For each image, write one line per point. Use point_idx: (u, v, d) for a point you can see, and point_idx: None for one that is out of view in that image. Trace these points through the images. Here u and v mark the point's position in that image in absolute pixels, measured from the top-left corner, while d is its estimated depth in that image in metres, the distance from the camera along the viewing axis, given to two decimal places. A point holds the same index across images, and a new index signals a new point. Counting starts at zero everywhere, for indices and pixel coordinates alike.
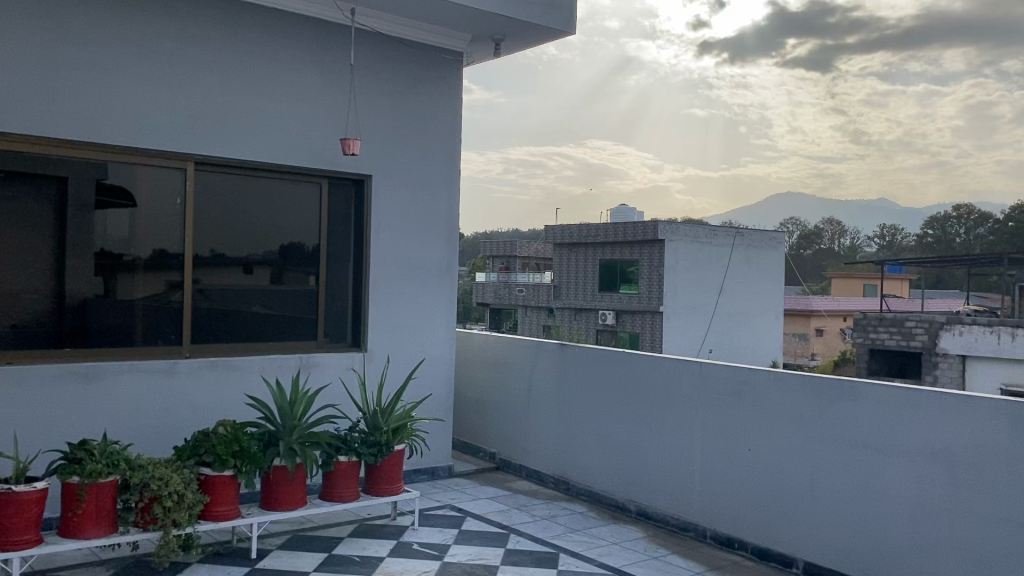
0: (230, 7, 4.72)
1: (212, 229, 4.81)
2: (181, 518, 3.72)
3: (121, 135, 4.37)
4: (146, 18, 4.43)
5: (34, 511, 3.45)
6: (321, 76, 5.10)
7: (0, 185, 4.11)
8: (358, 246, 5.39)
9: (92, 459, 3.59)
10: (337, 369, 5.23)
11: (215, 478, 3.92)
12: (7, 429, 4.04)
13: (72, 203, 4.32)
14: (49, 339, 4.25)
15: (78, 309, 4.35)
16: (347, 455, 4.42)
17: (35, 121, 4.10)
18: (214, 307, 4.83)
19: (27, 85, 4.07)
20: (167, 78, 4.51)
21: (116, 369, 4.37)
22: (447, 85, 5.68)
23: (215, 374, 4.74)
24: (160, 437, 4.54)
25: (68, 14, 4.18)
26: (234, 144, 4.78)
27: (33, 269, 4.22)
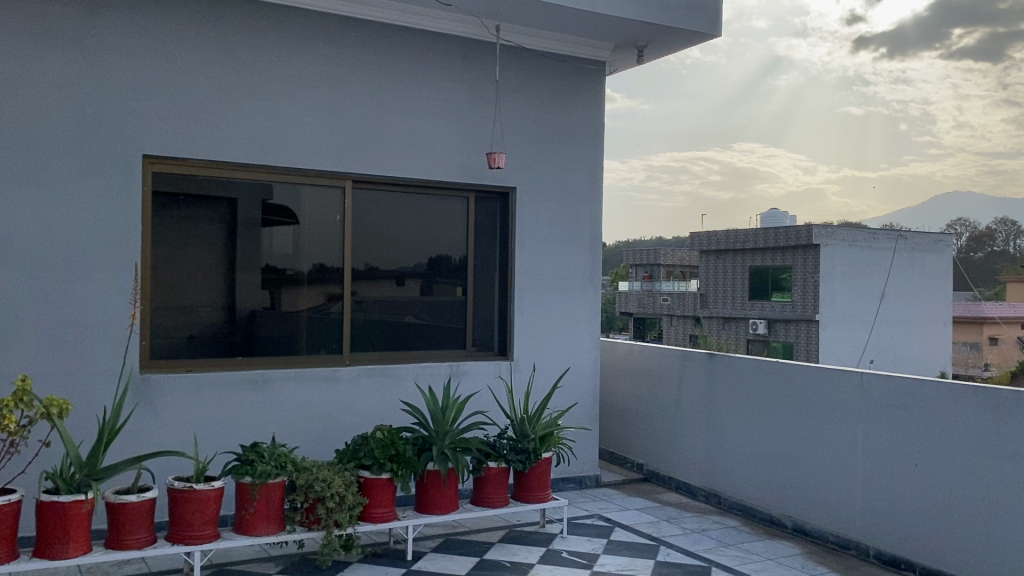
0: (383, 30, 4.95)
1: (367, 243, 5.03)
2: (342, 518, 3.90)
3: (285, 157, 4.67)
4: (307, 44, 4.72)
5: (212, 508, 3.72)
6: (469, 92, 5.25)
7: (180, 207, 4.47)
8: (504, 257, 5.50)
9: (263, 460, 3.84)
10: (486, 377, 5.33)
11: (373, 481, 4.10)
12: (188, 431, 4.40)
13: (242, 222, 4.64)
14: (223, 348, 4.58)
15: (248, 320, 4.66)
16: (497, 461, 4.50)
17: (210, 146, 4.46)
18: (370, 317, 5.05)
19: (203, 114, 4.44)
20: (325, 101, 4.78)
21: (282, 377, 4.65)
22: (591, 95, 5.70)
23: (373, 381, 4.96)
24: (323, 441, 4.79)
25: (239, 47, 4.53)
26: (388, 161, 4.99)
27: (208, 284, 4.56)
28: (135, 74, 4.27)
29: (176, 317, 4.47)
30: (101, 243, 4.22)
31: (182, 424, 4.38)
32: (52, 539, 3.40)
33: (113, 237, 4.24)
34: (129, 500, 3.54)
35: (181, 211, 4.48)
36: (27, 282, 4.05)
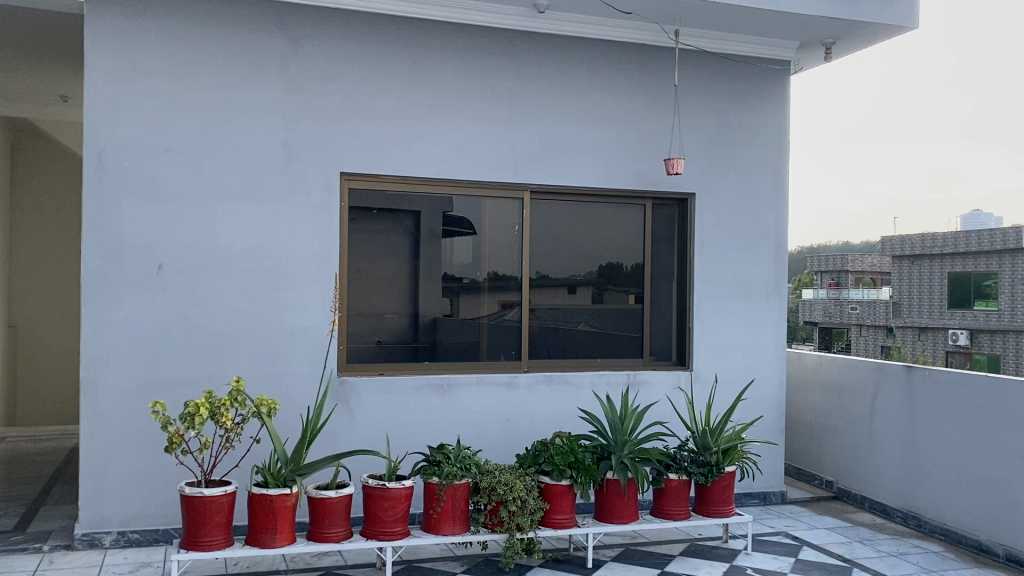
0: (562, 42, 5.02)
1: (544, 252, 5.09)
2: (524, 523, 3.97)
3: (468, 170, 4.83)
4: (488, 61, 4.86)
5: (402, 507, 3.90)
6: (647, 99, 5.22)
7: (368, 220, 4.73)
8: (683, 265, 5.41)
9: (448, 462, 4.01)
10: (665, 388, 5.26)
11: (554, 487, 4.14)
12: (380, 432, 4.64)
13: (425, 233, 4.83)
14: (407, 354, 4.79)
15: (430, 327, 4.84)
16: (677, 473, 4.43)
17: (399, 162, 4.70)
18: (546, 325, 5.11)
19: (393, 132, 4.68)
20: (506, 115, 4.91)
21: (465, 382, 4.81)
22: (776, 97, 5.51)
23: (552, 388, 5.01)
24: (505, 446, 4.90)
25: (427, 66, 4.74)
26: (566, 171, 5.05)
27: (394, 292, 4.78)
28: (332, 97, 4.58)
29: (366, 323, 4.72)
30: (303, 254, 4.53)
31: (374, 425, 4.63)
32: (262, 528, 3.67)
33: (313, 249, 4.55)
34: (328, 496, 3.76)
35: (372, 224, 4.73)
36: (240, 291, 4.43)
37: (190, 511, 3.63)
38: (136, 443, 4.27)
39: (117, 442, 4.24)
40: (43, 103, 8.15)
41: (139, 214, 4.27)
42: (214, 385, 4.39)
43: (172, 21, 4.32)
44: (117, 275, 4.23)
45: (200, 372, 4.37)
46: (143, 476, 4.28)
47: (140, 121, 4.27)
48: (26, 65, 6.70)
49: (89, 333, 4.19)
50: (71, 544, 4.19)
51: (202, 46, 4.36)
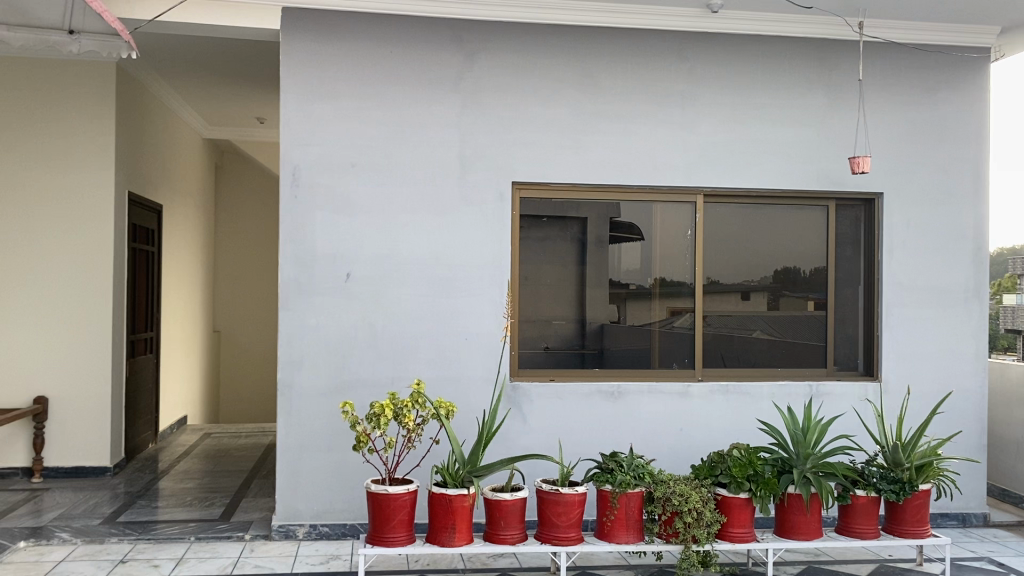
0: (737, 42, 4.89)
1: (718, 258, 4.97)
2: (700, 535, 3.86)
3: (640, 175, 4.80)
4: (659, 64, 4.81)
5: (576, 513, 3.91)
6: (829, 96, 4.98)
7: (537, 228, 4.79)
8: (869, 270, 5.11)
9: (621, 470, 3.98)
10: (850, 399, 4.98)
11: (731, 500, 4.03)
12: (553, 437, 4.69)
13: (593, 240, 4.84)
14: (576, 361, 4.81)
15: (597, 334, 4.83)
16: (865, 489, 4.18)
17: (571, 169, 4.73)
18: (719, 332, 4.97)
19: (565, 140, 4.73)
20: (679, 118, 4.83)
21: (638, 390, 4.77)
22: (974, 86, 5.10)
23: (727, 398, 4.87)
24: (679, 455, 4.81)
25: (598, 73, 4.76)
26: (741, 174, 4.90)
27: (563, 298, 4.81)
28: (506, 108, 4.68)
29: (536, 329, 4.78)
30: (479, 262, 4.66)
31: (547, 430, 4.69)
32: (441, 527, 3.80)
33: (488, 256, 4.67)
34: (504, 498, 3.84)
35: (542, 232, 4.80)
36: (420, 297, 4.61)
37: (376, 508, 3.82)
38: (326, 441, 4.53)
39: (310, 440, 4.52)
40: (242, 126, 8.91)
41: (328, 226, 4.54)
42: (396, 388, 4.59)
43: (358, 43, 4.57)
44: (309, 284, 4.52)
45: (384, 375, 4.58)
46: (332, 473, 4.53)
47: (329, 139, 4.55)
48: (231, 91, 7.32)
49: (285, 337, 4.50)
50: (269, 535, 4.51)
51: (385, 65, 4.59)
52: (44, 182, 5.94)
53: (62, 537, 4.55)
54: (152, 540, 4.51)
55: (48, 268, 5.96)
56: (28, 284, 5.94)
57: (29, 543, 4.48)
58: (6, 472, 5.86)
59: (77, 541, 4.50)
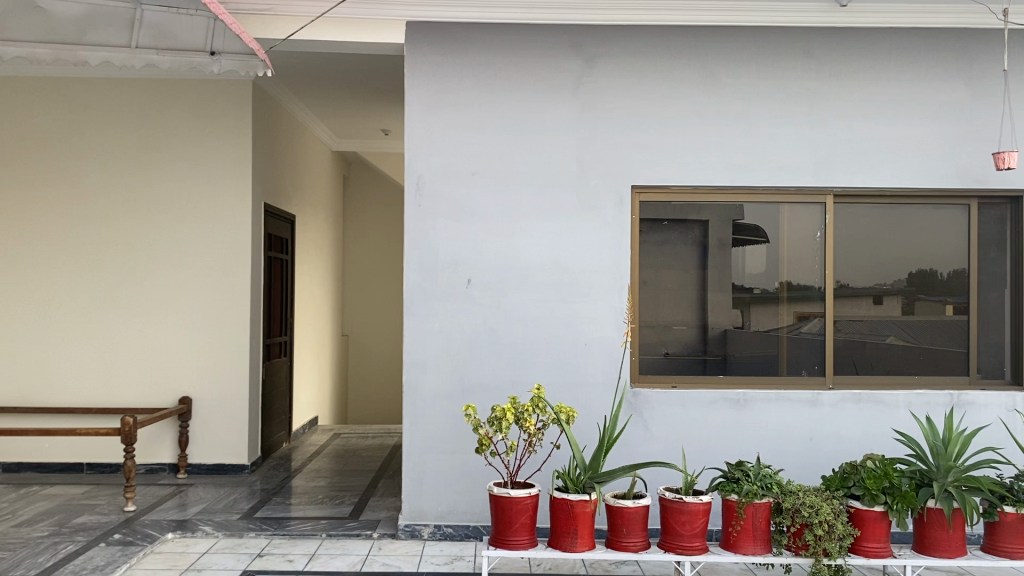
0: (868, 36, 4.69)
1: (848, 260, 4.77)
2: (832, 548, 3.72)
3: (765, 176, 4.67)
4: (784, 62, 4.68)
5: (701, 522, 3.84)
6: (970, 88, 4.71)
7: (658, 232, 4.74)
8: (1017, 271, 4.79)
9: (748, 480, 3.88)
10: (996, 410, 4.67)
11: (866, 513, 3.85)
12: (676, 444, 4.63)
13: (715, 243, 4.74)
14: (697, 367, 4.72)
15: (720, 339, 4.72)
16: (1014, 506, 3.91)
17: (691, 171, 4.66)
18: (850, 338, 4.78)
19: (686, 142, 4.66)
20: (806, 116, 4.68)
21: (764, 398, 4.64)
22: None
23: (860, 407, 4.66)
24: (808, 466, 4.65)
25: (720, 73, 4.66)
26: (873, 173, 4.70)
27: (684, 303, 4.73)
28: (625, 112, 4.66)
29: (657, 335, 4.73)
30: (598, 267, 4.65)
31: (670, 437, 4.63)
32: (564, 532, 3.80)
33: (607, 261, 4.65)
34: (627, 505, 3.81)
35: (661, 236, 4.74)
36: (539, 302, 4.64)
37: (499, 510, 3.87)
38: (450, 444, 4.62)
39: (434, 442, 4.62)
40: (368, 137, 9.21)
41: (450, 233, 4.65)
42: (517, 392, 4.63)
43: (478, 53, 4.66)
44: (432, 289, 4.64)
45: (504, 379, 4.64)
46: (456, 476, 4.62)
47: (450, 148, 4.65)
48: (357, 104, 7.58)
49: (410, 342, 4.63)
50: (396, 534, 4.65)
51: (505, 73, 4.65)
52: (188, 195, 6.33)
53: (205, 530, 4.83)
54: (287, 536, 4.73)
55: (192, 275, 6.34)
56: (174, 291, 6.34)
57: (176, 535, 4.78)
58: (155, 467, 6.28)
59: (219, 535, 4.77)
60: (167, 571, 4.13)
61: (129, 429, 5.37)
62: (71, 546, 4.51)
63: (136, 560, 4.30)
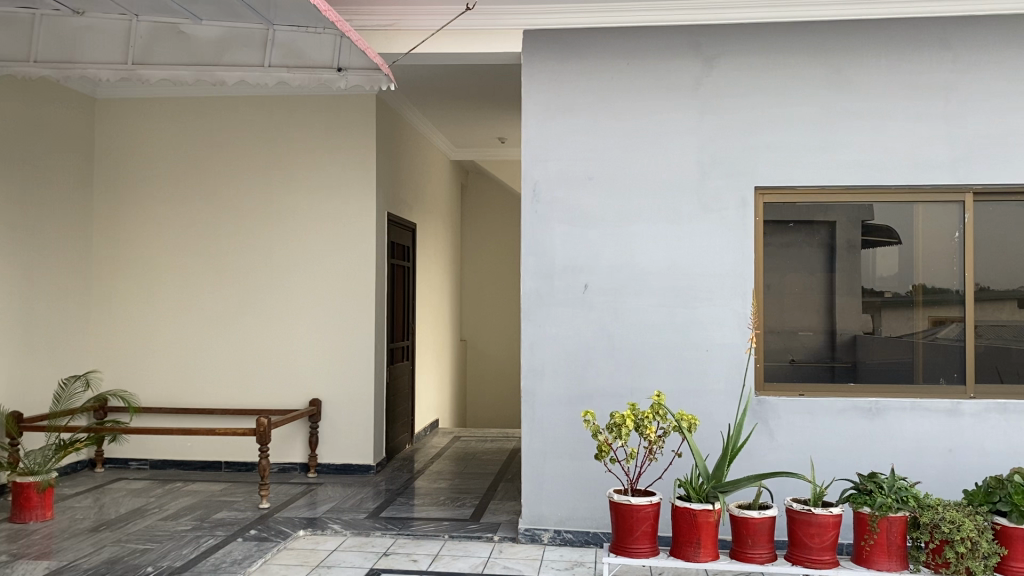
0: (1011, 22, 4.41)
1: (990, 261, 4.50)
2: (975, 567, 3.56)
3: (896, 175, 4.47)
4: (918, 54, 4.46)
5: (831, 535, 3.70)
6: None
7: (782, 235, 4.60)
8: None
9: (882, 492, 3.70)
10: None
11: (1012, 530, 3.62)
12: (803, 453, 4.48)
13: (843, 245, 4.56)
14: (825, 374, 4.54)
15: (849, 345, 4.54)
16: None
17: (817, 171, 4.50)
18: (993, 344, 4.49)
19: (812, 141, 4.51)
20: (942, 111, 4.45)
21: (898, 407, 4.43)
22: None
23: (1005, 417, 4.38)
24: (948, 479, 4.40)
25: (848, 69, 4.49)
26: (1018, 169, 4.41)
27: (810, 308, 4.57)
28: (747, 112, 4.55)
29: (782, 341, 4.59)
30: (719, 271, 4.56)
31: (797, 446, 4.48)
32: (687, 541, 3.74)
33: (729, 265, 4.55)
34: (753, 516, 3.72)
35: (786, 238, 4.60)
36: (659, 307, 4.59)
37: (620, 518, 3.85)
38: (569, 449, 4.63)
39: (554, 447, 4.64)
40: (486, 146, 9.35)
41: (568, 239, 4.66)
42: (637, 399, 4.59)
43: (596, 58, 4.65)
44: (550, 294, 4.66)
45: (623, 386, 4.60)
46: (576, 481, 4.62)
47: (568, 155, 4.67)
48: (475, 114, 7.72)
49: (528, 347, 4.67)
50: (516, 537, 4.69)
51: (623, 78, 4.63)
52: (317, 206, 6.60)
53: (334, 528, 5.01)
54: (411, 536, 4.85)
55: (321, 282, 6.60)
56: (304, 298, 6.61)
57: (307, 532, 4.98)
58: (286, 466, 6.56)
59: (347, 533, 4.93)
60: (299, 567, 4.31)
61: (264, 430, 5.63)
62: (211, 539, 4.77)
63: (270, 555, 4.51)
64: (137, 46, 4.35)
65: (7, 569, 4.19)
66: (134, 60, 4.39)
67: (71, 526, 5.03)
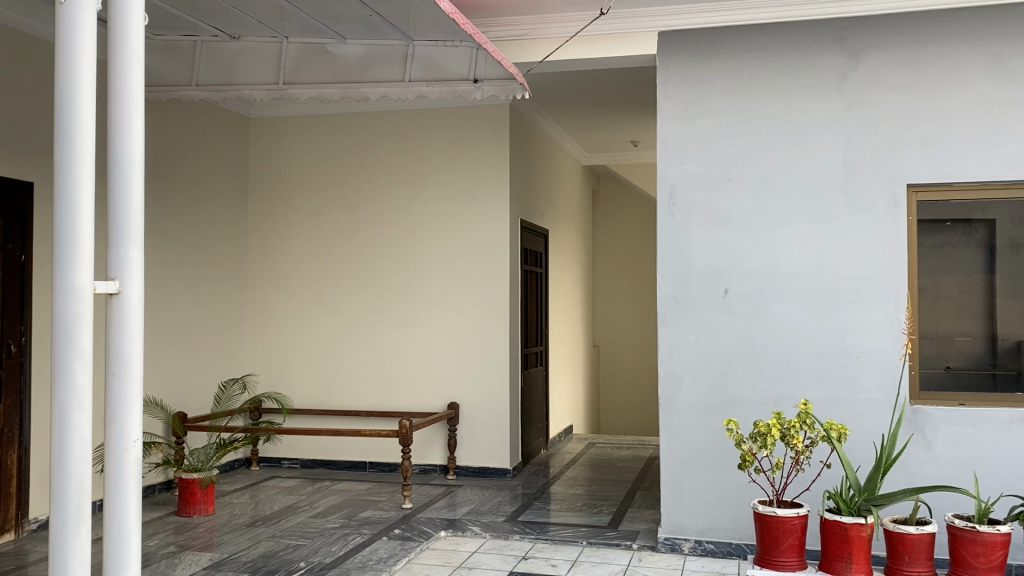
0: None
1: None
2: None
3: None
4: None
5: (999, 555, 3.46)
6: None
7: (936, 234, 4.34)
8: None
9: None
10: None
11: None
12: (964, 467, 4.20)
13: (1004, 244, 4.25)
14: (986, 383, 4.25)
15: (1014, 352, 4.22)
16: None
17: (975, 166, 4.23)
18: None
19: (969, 134, 4.24)
20: None
21: None
22: None
23: None
24: None
25: (1009, 56, 4.20)
26: None
27: (968, 311, 4.29)
28: (895, 106, 4.33)
29: (938, 346, 4.33)
30: (870, 273, 4.35)
31: (957, 459, 4.21)
32: (837, 556, 3.60)
33: (880, 267, 4.33)
34: (909, 531, 3.53)
35: (941, 237, 4.34)
36: (804, 312, 4.43)
37: (765, 529, 3.74)
38: (710, 458, 4.53)
39: (694, 456, 4.55)
40: (619, 150, 9.30)
41: (706, 242, 4.57)
42: (781, 407, 4.44)
43: (732, 57, 4.55)
44: (688, 300, 4.58)
45: (767, 393, 4.46)
46: (718, 491, 4.51)
47: (706, 156, 4.58)
48: (608, 118, 7.69)
49: (666, 354, 4.60)
50: (656, 546, 4.62)
51: (762, 76, 4.50)
52: (454, 214, 6.76)
53: (474, 530, 5.10)
54: (549, 541, 4.87)
55: (460, 289, 6.74)
56: (443, 304, 6.77)
57: (448, 533, 5.09)
58: (427, 468, 6.74)
59: (487, 536, 5.01)
60: (441, 567, 4.41)
61: (406, 432, 5.80)
62: (358, 537, 4.95)
63: (414, 555, 4.64)
64: (287, 66, 4.56)
65: (176, 559, 4.50)
66: (285, 80, 4.59)
67: (231, 521, 5.35)
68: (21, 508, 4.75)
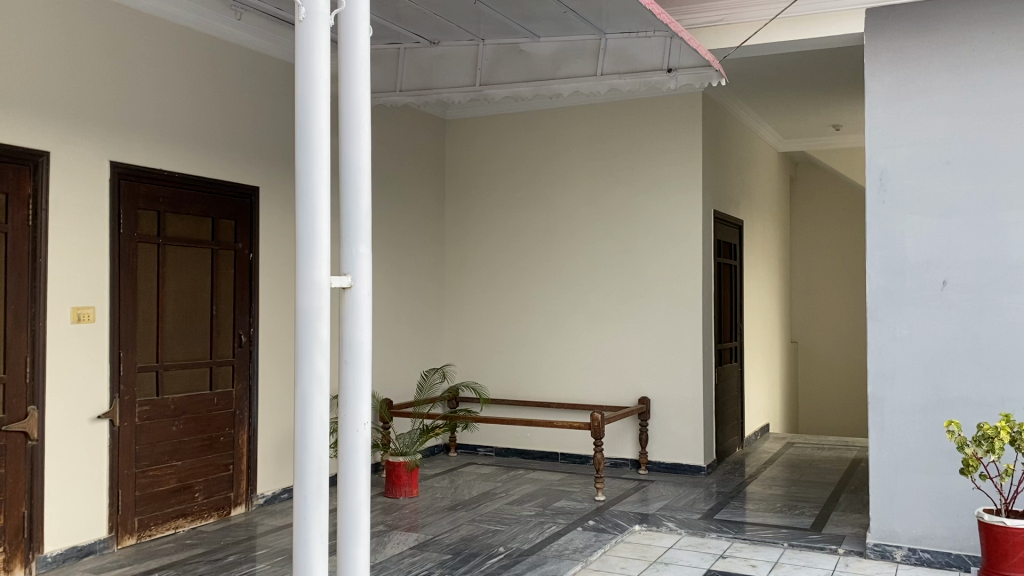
0: None
1: None
2: None
3: None
4: None
5: None
6: None
7: None
8: None
9: None
10: None
11: None
12: None
13: None
14: None
15: None
16: None
17: None
18: None
19: None
20: None
21: None
22: None
23: None
24: None
25: None
26: None
27: None
28: None
29: None
30: None
31: None
32: None
33: None
34: None
35: None
36: None
37: (991, 540, 3.46)
38: (925, 461, 4.24)
39: (907, 458, 4.27)
40: (821, 134, 8.83)
41: (921, 231, 4.27)
42: (1009, 409, 4.07)
43: (950, 30, 4.21)
44: (899, 292, 4.31)
45: (991, 394, 4.11)
46: (933, 497, 4.21)
47: (920, 138, 4.27)
48: (807, 102, 7.34)
49: (876, 349, 4.35)
50: (864, 552, 4.37)
51: (986, 49, 4.14)
52: (644, 208, 6.72)
53: (669, 526, 5.05)
54: (748, 541, 4.74)
55: (651, 281, 6.69)
56: (633, 297, 6.76)
57: (643, 527, 5.08)
58: (619, 461, 6.75)
59: (682, 532, 4.96)
60: (637, 561, 4.42)
61: (598, 425, 5.84)
62: (554, 527, 5.05)
63: (609, 546, 4.67)
64: (484, 67, 4.72)
65: (386, 538, 4.80)
66: (481, 81, 4.73)
67: (433, 504, 5.62)
68: (251, 484, 5.25)
